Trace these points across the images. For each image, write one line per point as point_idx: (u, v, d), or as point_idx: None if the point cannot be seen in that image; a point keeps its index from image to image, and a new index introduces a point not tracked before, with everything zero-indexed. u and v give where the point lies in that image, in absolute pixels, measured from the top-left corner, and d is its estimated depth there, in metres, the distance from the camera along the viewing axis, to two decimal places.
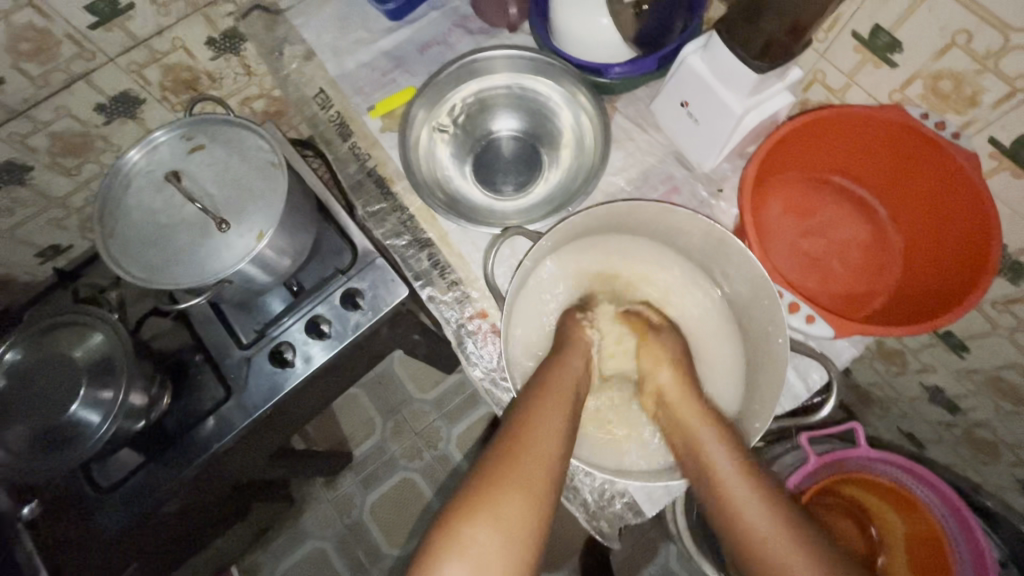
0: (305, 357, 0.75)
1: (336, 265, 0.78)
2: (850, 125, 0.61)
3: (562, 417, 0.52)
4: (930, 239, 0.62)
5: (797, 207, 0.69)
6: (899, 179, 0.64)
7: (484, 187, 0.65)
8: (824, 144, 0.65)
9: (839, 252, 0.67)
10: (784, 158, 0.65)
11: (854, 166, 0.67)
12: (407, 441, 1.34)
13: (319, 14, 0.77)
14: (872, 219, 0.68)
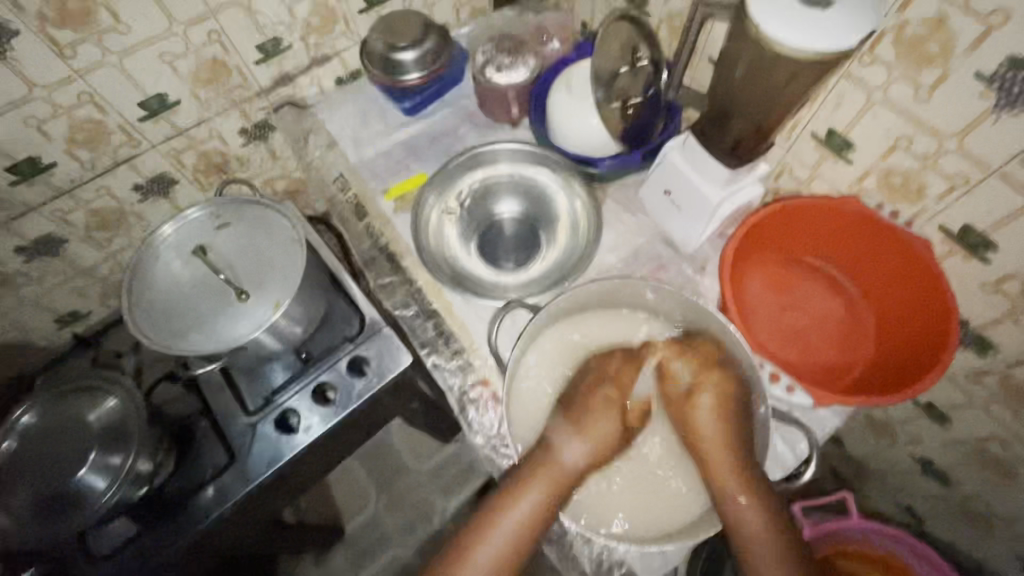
0: (308, 424, 0.77)
1: (345, 333, 0.82)
2: (815, 210, 0.68)
3: (550, 483, 0.57)
4: (900, 315, 0.67)
5: (776, 284, 0.74)
6: (864, 260, 0.70)
7: (488, 263, 0.71)
8: (794, 229, 0.72)
9: (817, 325, 0.72)
10: (761, 240, 0.71)
11: (824, 248, 0.73)
12: (400, 514, 1.31)
13: (343, 109, 0.87)
14: (843, 295, 0.73)
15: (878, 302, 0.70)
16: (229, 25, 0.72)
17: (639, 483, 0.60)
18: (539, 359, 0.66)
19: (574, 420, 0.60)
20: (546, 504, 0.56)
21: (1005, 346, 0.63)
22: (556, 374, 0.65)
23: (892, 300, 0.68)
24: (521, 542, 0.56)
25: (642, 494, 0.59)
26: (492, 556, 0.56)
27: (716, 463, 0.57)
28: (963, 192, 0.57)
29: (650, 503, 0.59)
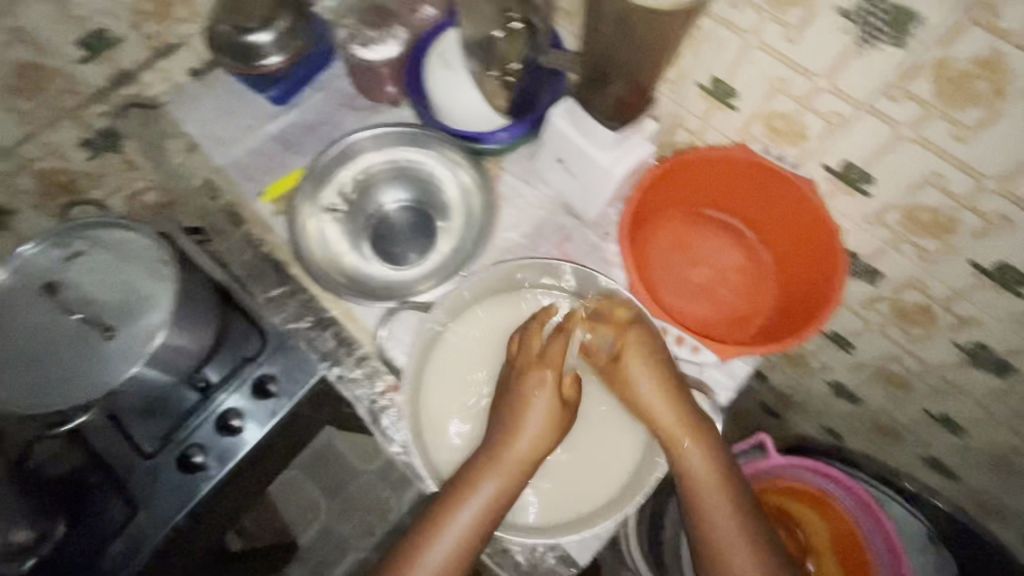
0: (219, 457, 0.71)
1: (244, 352, 0.75)
2: (711, 163, 0.67)
3: (492, 486, 0.54)
4: (796, 258, 0.69)
5: (681, 241, 0.74)
6: (763, 209, 0.70)
7: (384, 260, 0.65)
8: (697, 182, 0.71)
9: (721, 277, 0.72)
10: (660, 197, 0.70)
11: (724, 200, 0.72)
12: (355, 518, 1.29)
13: (201, 104, 0.76)
14: (744, 244, 0.74)
15: (778, 251, 0.71)
16: (29, 18, 0.61)
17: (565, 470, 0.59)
18: (453, 358, 0.62)
19: (514, 420, 0.56)
20: (497, 506, 0.54)
21: (890, 273, 0.66)
22: (472, 369, 0.62)
23: (790, 244, 0.69)
24: (473, 540, 0.53)
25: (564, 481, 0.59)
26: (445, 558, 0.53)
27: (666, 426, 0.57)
28: (840, 129, 0.58)
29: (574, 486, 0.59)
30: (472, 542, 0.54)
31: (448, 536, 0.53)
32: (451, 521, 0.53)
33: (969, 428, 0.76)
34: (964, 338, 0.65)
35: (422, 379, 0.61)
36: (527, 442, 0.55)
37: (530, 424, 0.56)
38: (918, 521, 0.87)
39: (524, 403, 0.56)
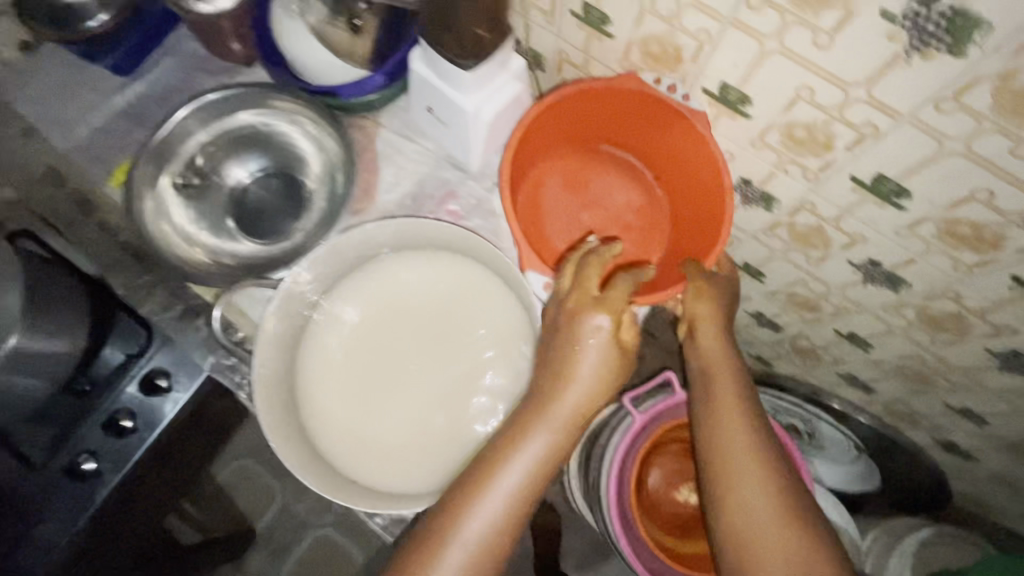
0: (113, 461, 0.67)
1: (128, 349, 0.70)
2: (591, 101, 0.65)
3: (538, 445, 0.49)
4: (687, 197, 0.69)
5: (575, 181, 0.74)
6: (655, 143, 0.69)
7: (255, 238, 0.60)
8: (591, 119, 0.69)
9: (616, 220, 0.74)
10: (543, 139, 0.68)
11: (616, 135, 0.71)
12: (311, 498, 1.28)
13: (36, 83, 0.68)
14: (643, 184, 0.74)
15: (671, 188, 0.71)
16: None
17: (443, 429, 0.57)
18: (323, 348, 0.57)
19: (552, 376, 0.51)
20: (548, 464, 0.50)
21: (782, 197, 0.65)
22: (350, 348, 0.58)
23: (681, 185, 0.69)
24: (521, 500, 0.49)
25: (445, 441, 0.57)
26: (489, 525, 0.48)
27: (715, 363, 0.58)
28: (711, 48, 0.54)
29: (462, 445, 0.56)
30: (517, 507, 0.49)
31: (492, 493, 0.48)
32: (495, 486, 0.49)
33: (875, 343, 0.76)
34: (856, 256, 0.65)
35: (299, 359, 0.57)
36: (571, 403, 0.50)
37: (582, 372, 0.50)
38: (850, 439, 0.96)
39: (580, 353, 0.50)
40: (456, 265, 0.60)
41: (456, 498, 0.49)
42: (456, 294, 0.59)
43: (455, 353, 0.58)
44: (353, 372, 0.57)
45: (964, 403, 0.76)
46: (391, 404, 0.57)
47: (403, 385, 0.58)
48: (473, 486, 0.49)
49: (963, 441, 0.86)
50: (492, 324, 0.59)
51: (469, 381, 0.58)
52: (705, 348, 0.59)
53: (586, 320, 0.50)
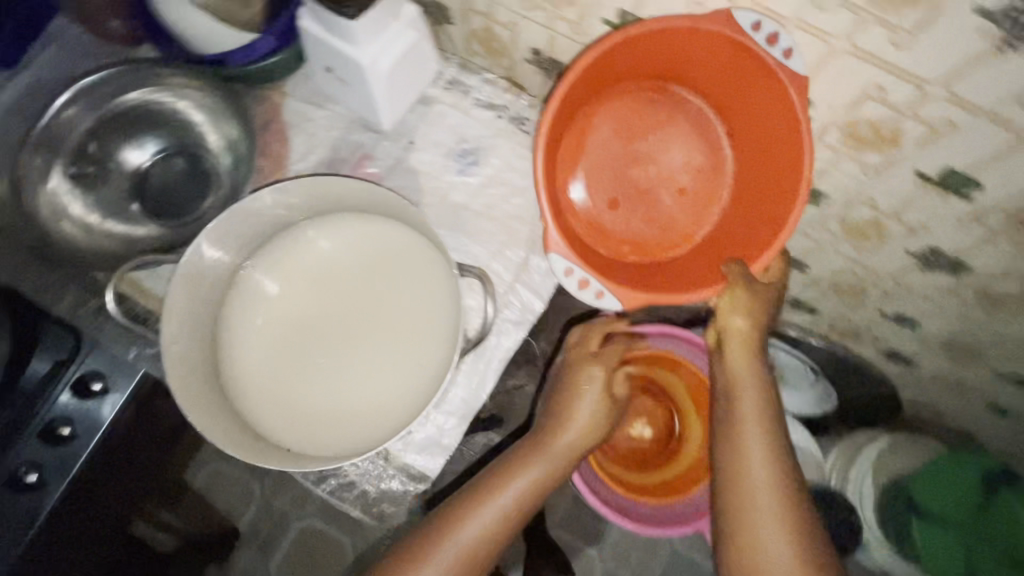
0: (57, 471, 0.65)
1: (54, 356, 0.66)
2: (670, 47, 0.56)
3: (530, 474, 0.59)
4: (757, 163, 0.62)
5: (630, 130, 0.67)
6: (733, 94, 0.60)
7: (162, 220, 0.59)
8: (658, 57, 0.59)
9: (667, 177, 0.68)
10: (609, 75, 0.61)
11: (687, 72, 0.61)
12: (292, 491, 1.28)
13: None
14: (707, 136, 0.66)
15: (740, 143, 0.64)
16: None
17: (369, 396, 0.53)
18: (247, 323, 0.54)
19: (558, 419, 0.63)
20: (535, 493, 0.58)
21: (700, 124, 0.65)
22: (281, 318, 0.55)
23: (754, 144, 0.62)
24: (510, 518, 0.56)
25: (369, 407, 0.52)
26: (477, 536, 0.54)
27: (740, 378, 0.57)
28: None
29: (380, 411, 0.52)
30: (505, 525, 0.56)
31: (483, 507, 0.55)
32: (488, 502, 0.56)
33: (810, 261, 0.78)
34: None
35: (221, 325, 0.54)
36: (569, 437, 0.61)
37: (581, 413, 0.62)
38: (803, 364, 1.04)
39: (576, 400, 0.64)
40: (368, 222, 0.56)
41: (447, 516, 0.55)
42: (375, 250, 0.55)
43: (381, 319, 0.54)
44: (280, 347, 0.54)
45: (898, 309, 0.78)
46: (321, 379, 0.54)
47: (330, 351, 0.54)
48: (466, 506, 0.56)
49: (904, 349, 0.88)
50: (415, 283, 0.55)
51: (396, 347, 0.54)
52: (734, 367, 0.58)
53: (588, 373, 0.64)
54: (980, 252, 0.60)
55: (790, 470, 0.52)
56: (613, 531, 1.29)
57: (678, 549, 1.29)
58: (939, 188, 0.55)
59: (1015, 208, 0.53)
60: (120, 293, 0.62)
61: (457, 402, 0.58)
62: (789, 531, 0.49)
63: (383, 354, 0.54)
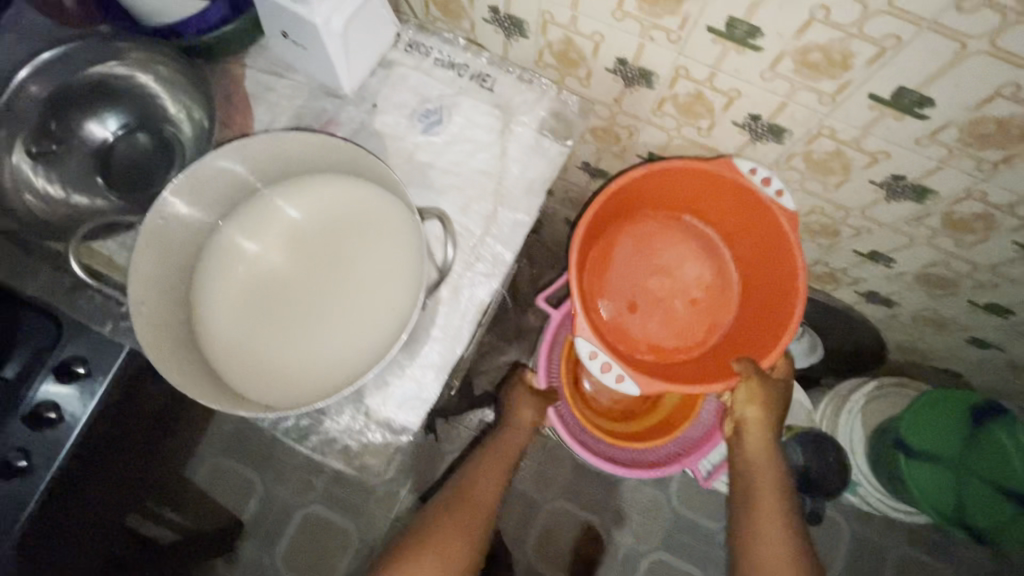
0: (44, 456, 0.65)
1: (38, 345, 0.67)
2: (691, 182, 0.77)
3: (493, 474, 0.79)
4: (754, 279, 0.83)
5: (650, 249, 0.87)
6: (730, 221, 0.81)
7: (128, 193, 0.60)
8: (675, 187, 0.80)
9: (683, 292, 0.88)
10: (636, 203, 0.83)
11: (699, 209, 0.84)
12: (292, 479, 1.29)
13: None
14: (715, 258, 0.87)
15: (743, 266, 0.85)
16: None
17: (333, 348, 0.52)
18: (214, 283, 0.54)
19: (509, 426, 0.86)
20: (494, 485, 0.78)
21: (658, 69, 0.65)
22: (252, 282, 0.54)
23: (754, 270, 0.83)
24: (483, 506, 0.75)
25: (334, 358, 0.52)
26: (459, 528, 0.72)
27: (761, 474, 0.73)
28: None
29: (342, 364, 0.51)
30: (479, 510, 0.74)
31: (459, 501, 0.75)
32: (463, 500, 0.75)
33: None
34: (738, 115, 0.66)
35: (189, 284, 0.54)
36: (517, 438, 0.85)
37: (523, 418, 0.86)
38: None
39: (519, 410, 0.87)
40: (331, 179, 0.56)
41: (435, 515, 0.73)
42: (342, 208, 0.56)
43: (343, 276, 0.54)
44: (245, 309, 0.54)
45: (870, 246, 0.79)
46: (285, 339, 0.53)
47: (298, 309, 0.54)
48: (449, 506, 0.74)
49: (881, 289, 0.89)
50: (377, 237, 0.54)
51: (359, 302, 0.53)
52: (751, 451, 0.75)
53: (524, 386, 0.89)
54: (940, 175, 0.60)
55: (797, 536, 0.68)
56: (613, 498, 1.31)
57: (679, 511, 1.30)
58: (893, 110, 0.55)
59: (967, 123, 0.53)
60: (87, 267, 0.62)
61: (433, 354, 0.59)
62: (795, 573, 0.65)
63: (346, 310, 0.53)
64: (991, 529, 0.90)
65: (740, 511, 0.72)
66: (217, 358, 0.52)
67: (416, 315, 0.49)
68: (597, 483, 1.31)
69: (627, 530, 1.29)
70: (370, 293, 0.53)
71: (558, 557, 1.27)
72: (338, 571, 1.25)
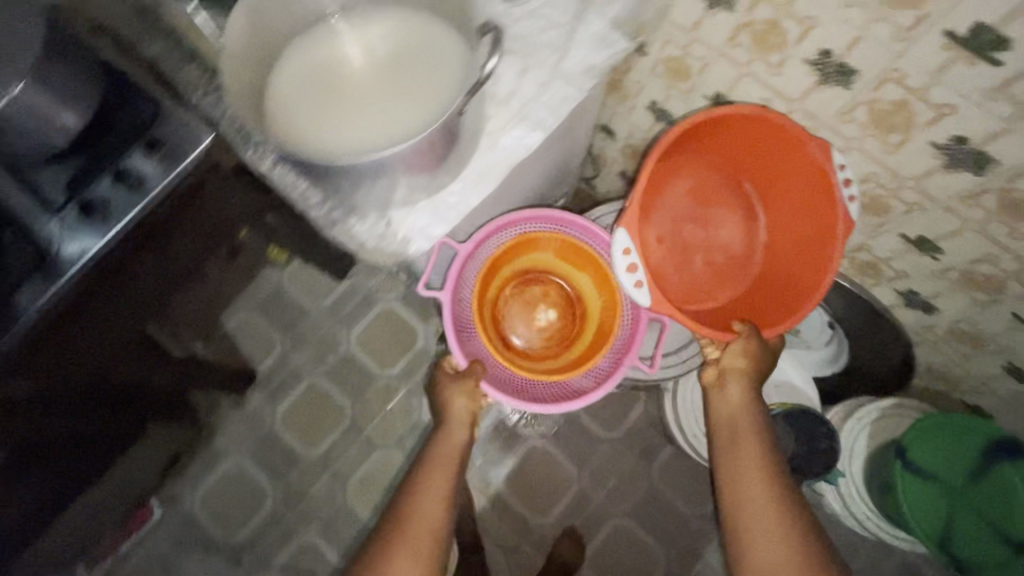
0: (118, 206, 0.74)
1: (138, 120, 0.76)
2: (776, 144, 0.76)
3: (442, 484, 0.80)
4: (780, 267, 0.83)
5: (699, 196, 0.86)
6: (786, 204, 0.81)
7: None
8: (756, 147, 0.79)
9: (709, 249, 0.87)
10: (718, 141, 0.81)
11: (760, 180, 0.83)
12: (308, 349, 1.39)
13: None
14: (750, 231, 0.86)
15: (771, 252, 0.85)
16: None
17: (363, 135, 0.57)
18: (285, 64, 0.61)
19: (442, 436, 0.84)
20: (445, 494, 0.79)
21: None
22: (317, 72, 0.60)
23: (782, 257, 0.83)
24: (437, 521, 0.77)
25: (362, 143, 0.57)
26: (418, 547, 0.74)
27: (744, 424, 0.75)
28: None
29: (366, 147, 0.56)
30: (434, 522, 0.77)
31: (413, 513, 0.77)
32: (417, 513, 0.77)
33: None
34: (809, 51, 0.67)
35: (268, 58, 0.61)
36: (452, 444, 0.83)
37: (457, 426, 0.84)
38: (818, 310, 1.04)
39: (451, 417, 0.84)
40: (409, 8, 0.62)
41: (395, 527, 0.76)
42: (412, 34, 0.61)
43: (392, 84, 0.59)
44: (303, 91, 0.59)
45: (917, 231, 0.77)
46: (331, 119, 0.58)
47: (346, 100, 0.59)
48: (406, 521, 0.76)
49: (922, 290, 0.86)
50: (436, 63, 0.59)
51: (399, 108, 0.58)
52: (735, 400, 0.76)
53: (453, 391, 0.84)
54: (1004, 142, 0.60)
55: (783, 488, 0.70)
56: (596, 455, 1.31)
57: (657, 486, 1.30)
58: (968, 52, 0.55)
59: None
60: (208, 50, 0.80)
61: (458, 194, 0.65)
62: (777, 516, 0.68)
63: (391, 109, 0.58)
64: (982, 565, 0.83)
65: (724, 459, 0.74)
66: (269, 117, 0.58)
67: (446, 118, 0.54)
68: (584, 437, 1.32)
69: (601, 489, 1.30)
70: (411, 103, 0.58)
71: (529, 493, 1.30)
72: (326, 442, 1.33)
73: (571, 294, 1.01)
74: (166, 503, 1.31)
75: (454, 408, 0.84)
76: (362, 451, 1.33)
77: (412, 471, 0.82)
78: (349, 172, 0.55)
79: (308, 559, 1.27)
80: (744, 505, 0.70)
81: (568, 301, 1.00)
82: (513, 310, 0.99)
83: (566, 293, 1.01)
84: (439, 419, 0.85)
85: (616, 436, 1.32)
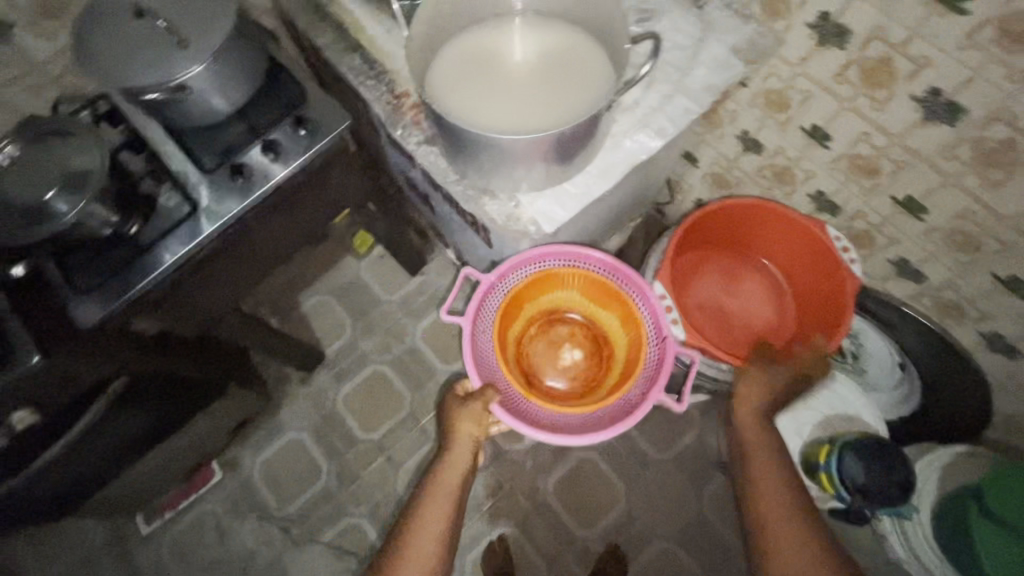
0: (264, 173, 0.84)
1: (288, 102, 0.86)
2: (785, 229, 1.00)
3: (446, 505, 0.82)
4: (808, 325, 1.03)
5: (732, 276, 1.11)
6: (805, 275, 1.04)
7: None
8: (771, 234, 1.03)
9: (747, 314, 1.09)
10: (738, 234, 1.07)
11: (778, 261, 1.07)
12: (376, 337, 1.45)
13: None
14: (778, 303, 1.09)
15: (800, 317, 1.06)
16: None
17: (516, 122, 0.64)
18: (449, 56, 0.69)
19: (445, 461, 0.86)
20: (448, 517, 0.82)
21: (858, 28, 0.72)
22: (477, 65, 0.68)
23: (811, 317, 1.03)
24: (440, 542, 0.79)
25: (515, 128, 0.64)
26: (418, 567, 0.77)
27: (760, 440, 0.85)
28: None
29: (520, 130, 0.63)
30: (437, 542, 0.79)
31: (417, 532, 0.79)
32: (421, 531, 0.80)
33: (929, 206, 0.82)
34: (919, 88, 0.72)
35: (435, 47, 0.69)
36: (457, 468, 0.85)
37: (463, 448, 0.85)
38: (889, 346, 1.06)
39: (458, 442, 0.86)
40: (561, 23, 0.70)
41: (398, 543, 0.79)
42: (562, 44, 0.69)
43: (542, 84, 0.66)
44: (464, 79, 0.67)
45: (1010, 270, 0.79)
46: (488, 105, 0.65)
47: (502, 91, 0.66)
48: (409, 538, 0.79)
49: (1008, 332, 0.87)
50: (582, 72, 0.67)
51: (548, 104, 0.65)
52: (751, 420, 0.87)
53: (462, 414, 0.86)
54: None
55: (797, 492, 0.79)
56: (647, 474, 1.32)
57: (706, 514, 1.28)
58: None
59: None
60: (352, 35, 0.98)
61: (582, 186, 0.73)
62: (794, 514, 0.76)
63: (542, 104, 0.65)
64: None
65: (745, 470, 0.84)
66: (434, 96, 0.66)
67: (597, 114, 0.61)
68: (635, 455, 1.33)
69: (648, 509, 1.29)
70: (560, 102, 0.65)
71: (576, 504, 1.30)
72: (384, 427, 1.38)
73: (599, 333, 1.05)
74: (225, 469, 1.36)
75: (461, 428, 0.86)
76: (416, 440, 1.36)
77: (417, 490, 0.85)
78: (490, 151, 0.62)
79: (355, 538, 1.30)
80: (765, 506, 0.78)
81: (593, 340, 1.05)
82: (543, 349, 1.04)
83: (592, 333, 1.05)
84: (445, 440, 0.87)
85: (668, 458, 1.33)
